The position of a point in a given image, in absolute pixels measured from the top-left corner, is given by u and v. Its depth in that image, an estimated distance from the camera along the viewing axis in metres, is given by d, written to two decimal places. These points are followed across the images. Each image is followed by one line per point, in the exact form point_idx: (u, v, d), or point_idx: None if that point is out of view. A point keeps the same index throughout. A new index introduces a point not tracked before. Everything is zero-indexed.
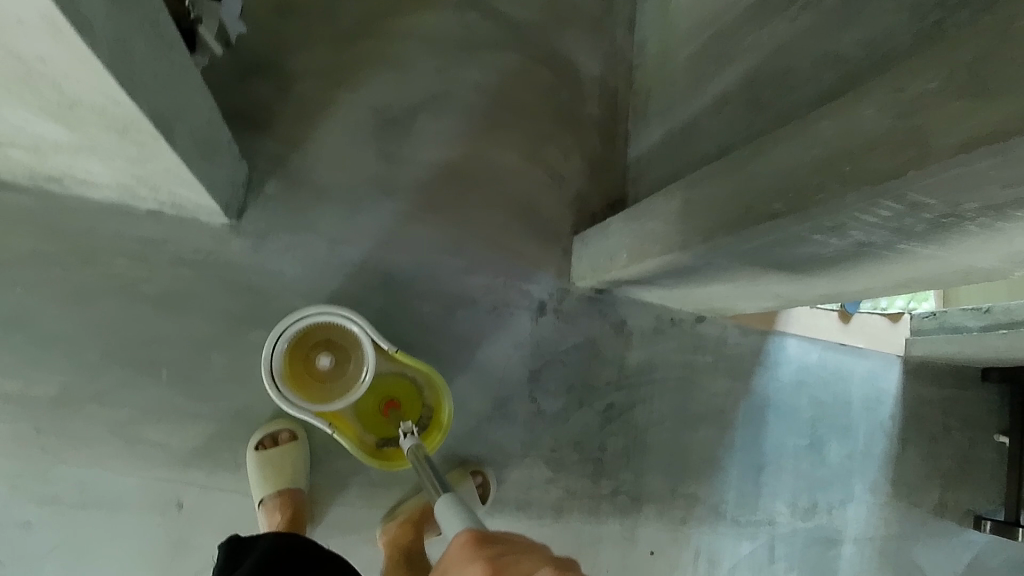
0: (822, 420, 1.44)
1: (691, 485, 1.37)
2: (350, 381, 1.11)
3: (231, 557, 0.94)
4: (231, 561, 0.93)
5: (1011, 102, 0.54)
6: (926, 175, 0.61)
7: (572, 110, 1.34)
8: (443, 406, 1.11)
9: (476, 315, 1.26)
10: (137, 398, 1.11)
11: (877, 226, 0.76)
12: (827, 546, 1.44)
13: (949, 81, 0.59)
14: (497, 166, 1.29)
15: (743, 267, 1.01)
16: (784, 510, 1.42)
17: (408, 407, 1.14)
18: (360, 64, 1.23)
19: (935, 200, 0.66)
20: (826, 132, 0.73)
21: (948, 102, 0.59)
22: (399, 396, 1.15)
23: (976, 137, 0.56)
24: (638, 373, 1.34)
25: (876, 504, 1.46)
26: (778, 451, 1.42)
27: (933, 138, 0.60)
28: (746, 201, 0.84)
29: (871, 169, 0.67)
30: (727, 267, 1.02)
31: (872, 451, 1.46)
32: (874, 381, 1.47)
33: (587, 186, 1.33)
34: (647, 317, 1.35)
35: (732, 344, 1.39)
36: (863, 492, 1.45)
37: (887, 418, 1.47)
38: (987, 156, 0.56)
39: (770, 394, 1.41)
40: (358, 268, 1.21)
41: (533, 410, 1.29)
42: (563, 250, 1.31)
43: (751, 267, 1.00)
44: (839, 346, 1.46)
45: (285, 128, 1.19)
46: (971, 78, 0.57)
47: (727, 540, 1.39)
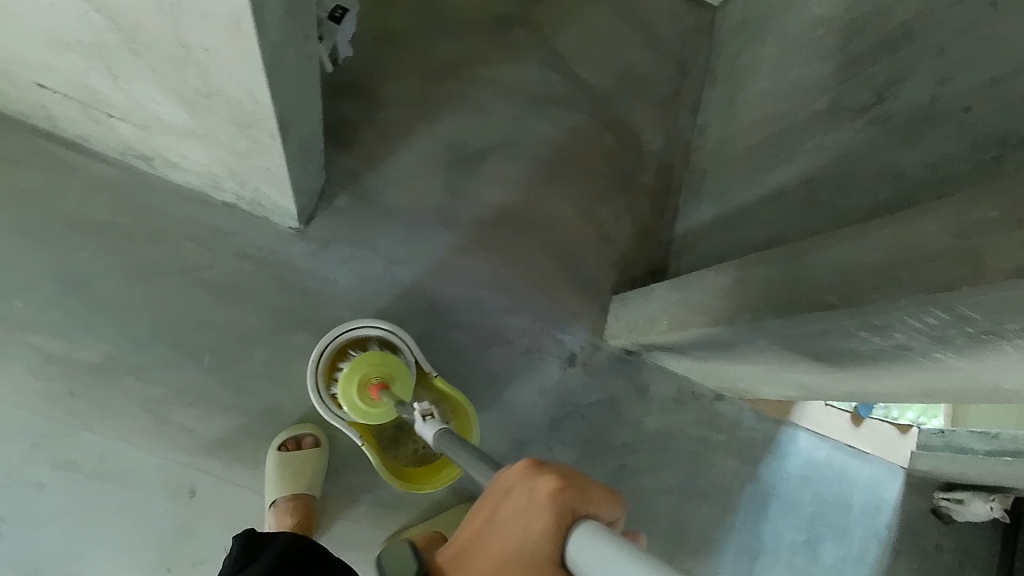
0: (821, 518, 1.46)
1: (687, 560, 1.38)
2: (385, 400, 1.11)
3: (248, 548, 0.92)
4: (246, 554, 0.91)
5: None
6: (982, 296, 0.66)
7: (629, 176, 1.41)
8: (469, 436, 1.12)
9: (509, 354, 1.30)
10: (173, 378, 1.13)
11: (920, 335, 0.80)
12: None
13: (1012, 214, 0.64)
14: (553, 217, 1.35)
15: (781, 353, 1.05)
16: None
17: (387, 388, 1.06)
18: (443, 101, 1.31)
19: (981, 315, 0.70)
20: (888, 240, 0.78)
21: (1010, 231, 0.64)
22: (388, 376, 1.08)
23: None
24: (653, 439, 1.36)
25: None
26: (775, 541, 1.43)
27: (990, 261, 0.65)
28: (800, 289, 0.89)
29: (926, 278, 0.71)
30: (764, 351, 1.07)
31: (865, 558, 1.48)
32: (876, 489, 1.49)
33: (632, 250, 1.39)
34: (670, 386, 1.38)
35: (745, 427, 1.42)
36: None
37: (884, 528, 1.49)
38: None
39: (775, 482, 1.43)
40: (406, 289, 1.25)
41: (547, 458, 1.31)
42: (601, 308, 1.36)
43: (787, 354, 1.05)
44: (847, 448, 1.49)
45: (364, 147, 1.26)
46: None
47: None
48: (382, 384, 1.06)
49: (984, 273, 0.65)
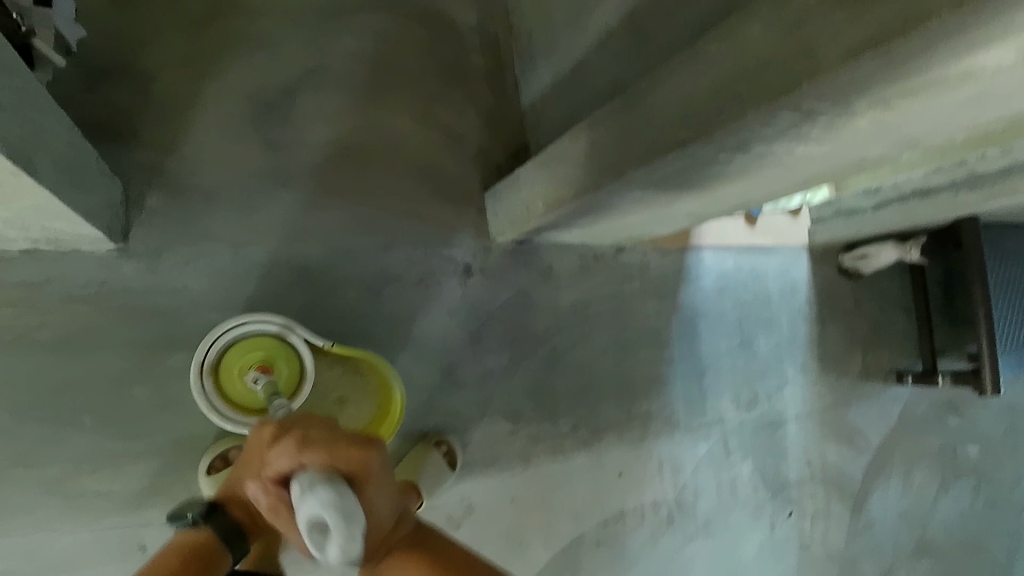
0: (748, 318, 1.56)
1: (644, 404, 1.44)
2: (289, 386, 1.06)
3: None
4: None
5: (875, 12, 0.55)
6: (825, 88, 0.62)
7: (456, 62, 1.30)
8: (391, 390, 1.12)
9: (403, 290, 1.23)
10: (64, 451, 1.05)
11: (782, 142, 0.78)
12: (772, 428, 1.60)
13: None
14: (393, 132, 1.24)
15: (658, 195, 1.03)
16: (729, 406, 1.54)
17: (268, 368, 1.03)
18: (218, 48, 1.14)
19: (828, 107, 0.66)
20: (721, 62, 0.74)
21: (829, 13, 0.60)
22: (269, 356, 1.04)
23: (859, 43, 0.57)
24: (573, 311, 1.36)
25: (808, 382, 1.64)
26: (714, 354, 1.52)
27: (822, 51, 0.61)
28: (652, 135, 0.85)
29: (767, 88, 0.67)
30: (641, 198, 1.04)
31: (797, 335, 1.63)
32: (786, 271, 1.61)
33: (486, 139, 1.31)
34: (571, 258, 1.36)
35: (654, 266, 1.44)
36: (795, 373, 1.62)
37: (804, 303, 1.63)
38: (873, 59, 0.56)
39: (697, 304, 1.49)
40: (269, 267, 1.14)
41: (481, 371, 1.29)
42: (478, 208, 1.29)
43: (663, 194, 1.03)
44: (752, 248, 1.56)
45: (152, 133, 1.10)
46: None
47: (684, 446, 1.50)
48: (264, 367, 1.03)
49: (818, 69, 0.61)
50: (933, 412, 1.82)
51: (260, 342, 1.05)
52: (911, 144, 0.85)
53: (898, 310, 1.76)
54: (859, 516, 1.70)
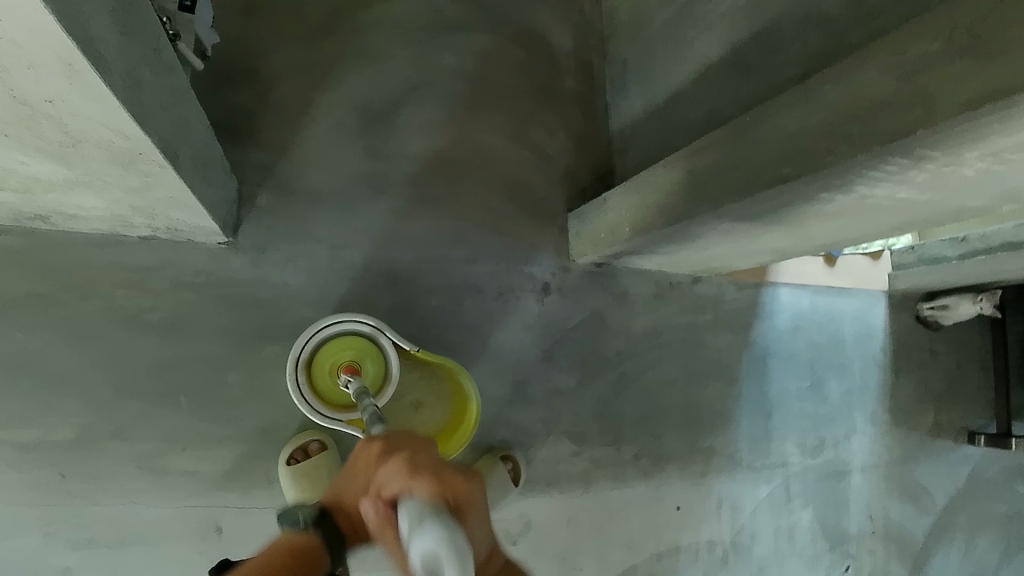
0: (820, 361, 1.53)
1: (708, 438, 1.43)
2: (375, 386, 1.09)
3: None
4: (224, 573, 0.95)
5: (1009, 58, 0.54)
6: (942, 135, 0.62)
7: (551, 86, 1.34)
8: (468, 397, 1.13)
9: (484, 302, 1.26)
10: (158, 429, 1.10)
11: (881, 183, 0.78)
12: (837, 476, 1.55)
13: (953, 44, 0.59)
14: (487, 149, 1.28)
15: (748, 227, 1.04)
16: (794, 449, 1.51)
17: (358, 366, 1.07)
18: (333, 61, 1.21)
19: (939, 152, 0.66)
20: (834, 98, 0.74)
21: (952, 63, 0.60)
22: (359, 354, 1.09)
23: (980, 96, 0.57)
24: (645, 338, 1.37)
25: (877, 433, 1.60)
26: (783, 395, 1.50)
27: (940, 101, 0.61)
28: (752, 168, 0.86)
29: (880, 129, 0.67)
30: (730, 229, 1.05)
31: (868, 383, 1.59)
32: (863, 317, 1.58)
33: (574, 162, 1.34)
34: (647, 284, 1.37)
35: (729, 300, 1.44)
36: (863, 423, 1.58)
37: (878, 350, 1.60)
38: (993, 111, 0.57)
39: (769, 341, 1.48)
40: (361, 269, 1.19)
41: (551, 389, 1.31)
42: (559, 229, 1.32)
43: (754, 227, 1.04)
44: (829, 289, 1.55)
45: (267, 135, 1.17)
46: (976, 41, 0.57)
47: (745, 485, 1.47)
48: (354, 365, 1.07)
49: (935, 117, 0.61)
50: (1005, 475, 1.74)
51: (349, 341, 1.09)
52: (1023, 196, 0.84)
53: (974, 365, 1.70)
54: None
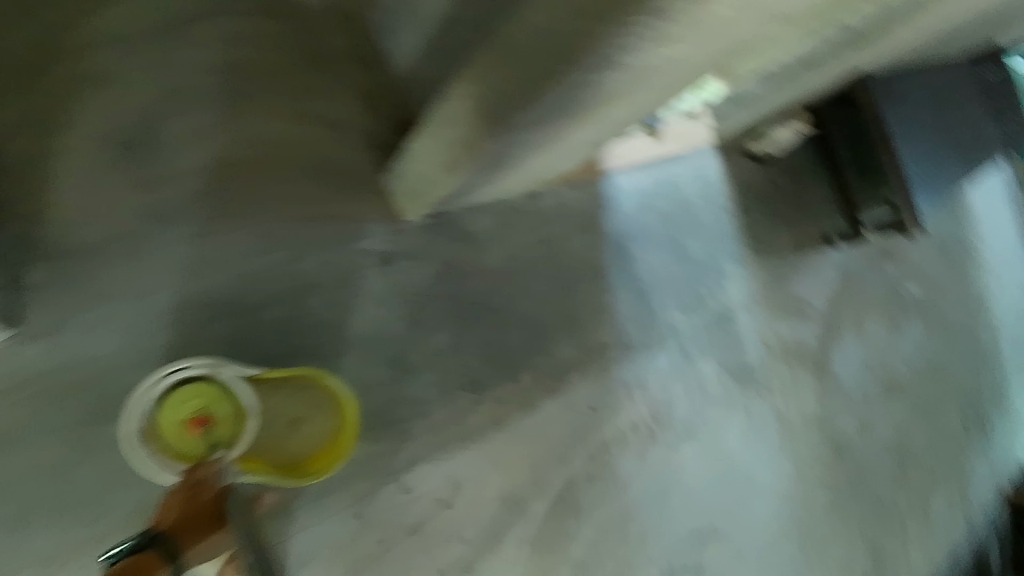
0: (675, 227, 1.62)
1: (596, 336, 1.47)
2: (234, 434, 1.00)
3: None
4: None
5: None
6: None
7: (316, 47, 1.21)
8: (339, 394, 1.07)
9: (328, 296, 1.17)
10: (23, 555, 1.00)
11: (652, 51, 0.69)
12: (723, 321, 1.68)
13: None
14: (268, 137, 1.16)
15: (561, 131, 0.98)
16: (679, 314, 1.60)
17: (206, 413, 0.98)
18: (57, 99, 1.06)
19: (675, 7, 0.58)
20: None
21: None
22: (201, 401, 0.99)
23: None
24: (505, 268, 1.36)
25: (743, 270, 1.74)
26: (653, 270, 1.56)
27: None
28: (524, 73, 0.77)
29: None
30: (544, 139, 0.99)
31: (722, 230, 1.71)
32: (699, 173, 1.69)
33: (369, 118, 1.23)
34: (487, 216, 1.34)
35: (570, 202, 1.47)
36: (730, 265, 1.71)
37: (721, 197, 1.72)
38: None
39: (625, 227, 1.53)
40: (179, 309, 1.09)
41: (430, 352, 1.25)
42: (377, 193, 1.22)
43: (567, 128, 0.98)
44: (662, 158, 1.61)
45: (13, 205, 1.03)
46: None
47: (645, 363, 1.53)
48: (200, 415, 0.98)
49: None
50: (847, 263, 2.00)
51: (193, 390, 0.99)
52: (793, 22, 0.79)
53: (808, 177, 1.86)
54: (813, 377, 1.86)
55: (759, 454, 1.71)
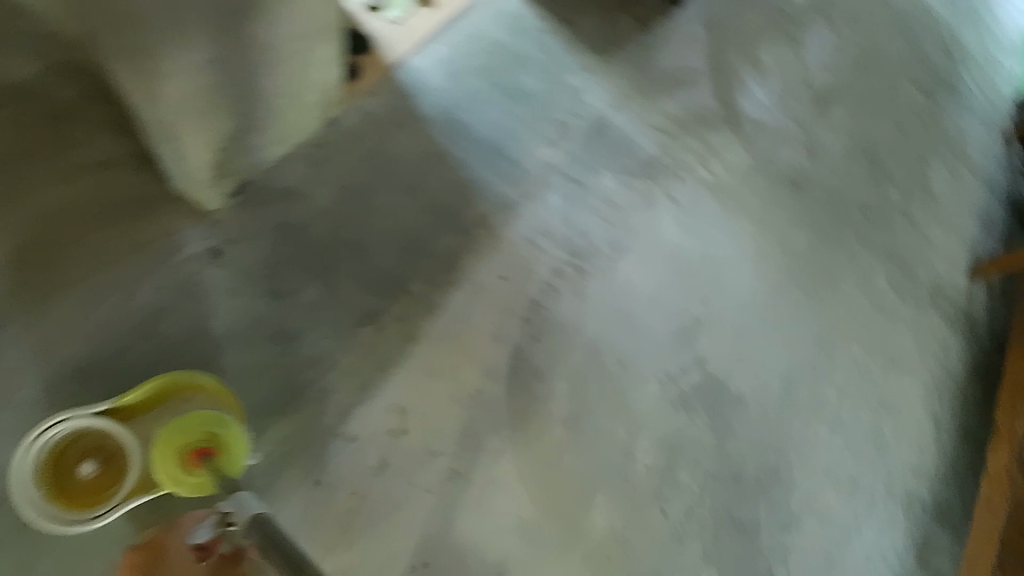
0: (499, 76, 1.54)
1: (470, 213, 1.42)
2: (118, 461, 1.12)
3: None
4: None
5: None
6: None
7: (42, 105, 1.22)
8: (200, 384, 1.16)
9: (176, 313, 1.22)
10: None
11: None
12: (600, 130, 1.60)
13: None
14: (48, 209, 1.21)
15: (215, 37, 0.93)
16: (547, 149, 1.53)
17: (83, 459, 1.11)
18: None
19: None
20: None
21: None
22: (74, 450, 1.11)
23: None
24: (341, 201, 1.33)
25: (597, 74, 1.65)
26: (496, 123, 1.50)
27: None
28: None
29: None
30: (205, 52, 0.94)
31: (553, 50, 1.62)
32: (501, 12, 1.58)
33: (126, 146, 1.24)
34: (296, 164, 1.33)
35: (373, 107, 1.41)
36: (580, 76, 1.63)
37: (536, 22, 1.62)
38: None
39: (445, 101, 1.47)
40: (52, 389, 1.17)
41: (304, 309, 1.27)
42: (173, 201, 1.25)
43: (218, 31, 0.93)
44: (454, 19, 1.53)
45: None
46: None
47: (537, 210, 1.48)
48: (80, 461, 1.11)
49: None
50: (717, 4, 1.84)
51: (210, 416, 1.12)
52: None
53: None
54: (732, 132, 1.75)
55: (712, 232, 1.62)
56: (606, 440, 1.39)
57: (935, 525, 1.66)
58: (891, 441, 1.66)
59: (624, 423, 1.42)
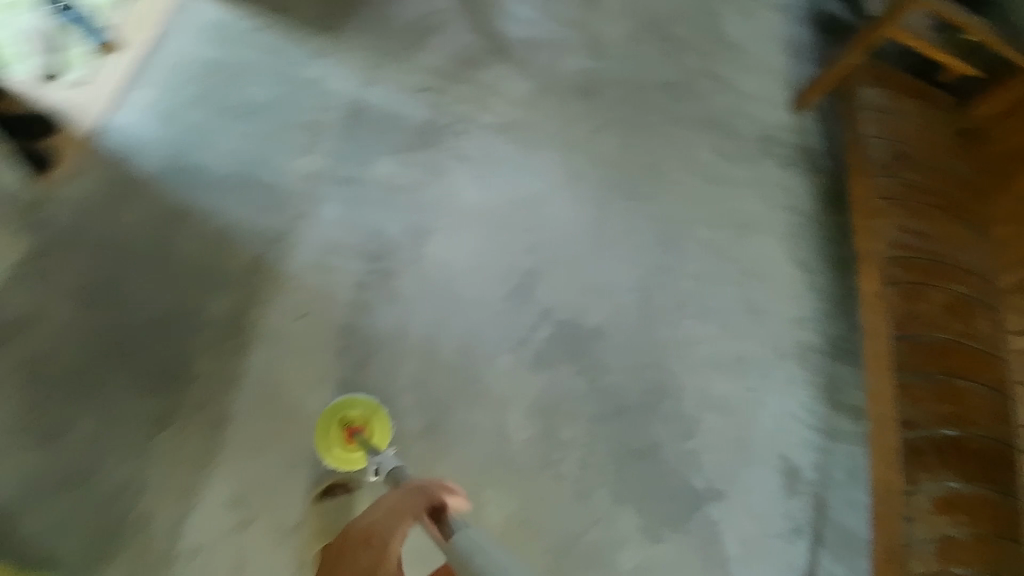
0: (218, 98, 1.40)
1: (237, 262, 1.31)
2: None
3: None
4: None
5: None
6: None
7: None
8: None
9: None
10: None
11: None
12: (354, 115, 1.46)
13: None
14: None
15: None
16: (303, 160, 1.39)
17: None
18: None
19: None
20: None
21: None
22: None
23: None
24: (81, 309, 1.22)
25: (330, 57, 1.50)
26: (231, 152, 1.37)
27: None
28: None
29: None
30: None
31: (272, 50, 1.47)
32: (196, 27, 1.44)
33: None
34: (15, 291, 1.21)
35: (83, 193, 1.29)
36: (310, 66, 1.48)
37: (240, 25, 1.47)
38: None
39: (164, 149, 1.34)
40: None
41: (85, 440, 1.16)
42: None
43: None
44: (142, 55, 1.39)
45: None
46: None
47: (314, 227, 1.35)
48: None
49: None
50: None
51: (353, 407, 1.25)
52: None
53: None
54: (502, 61, 1.63)
55: (512, 173, 1.51)
56: (472, 428, 1.32)
57: (833, 365, 1.64)
58: (767, 307, 1.62)
59: (483, 403, 1.34)
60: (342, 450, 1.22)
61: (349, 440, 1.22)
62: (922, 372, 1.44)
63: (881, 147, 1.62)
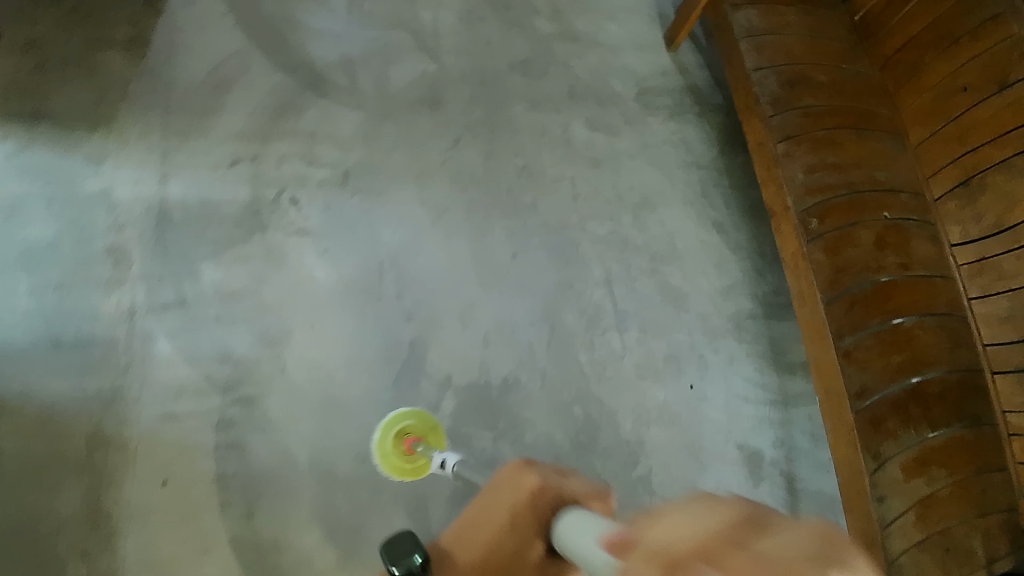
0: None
1: (72, 440, 1.10)
2: None
3: None
4: None
5: None
6: None
7: None
8: None
9: None
10: None
11: None
12: (164, 221, 1.24)
13: None
14: None
15: None
16: (118, 295, 1.18)
17: None
18: None
19: None
20: None
21: None
22: None
23: None
24: None
25: (119, 160, 1.27)
26: (32, 312, 1.15)
27: None
28: None
29: None
30: None
31: (47, 172, 1.23)
32: None
33: None
34: None
35: None
36: (98, 179, 1.25)
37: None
38: None
39: None
40: None
41: None
42: None
43: None
44: None
45: None
46: None
47: (152, 372, 1.16)
48: None
49: None
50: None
51: (410, 414, 1.22)
52: None
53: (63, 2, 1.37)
54: (323, 99, 1.40)
55: (365, 231, 1.31)
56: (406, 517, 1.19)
57: (768, 327, 1.52)
58: (687, 289, 1.48)
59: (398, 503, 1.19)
60: (405, 463, 1.18)
61: (408, 453, 1.19)
62: (862, 326, 1.32)
63: (770, 79, 1.47)
